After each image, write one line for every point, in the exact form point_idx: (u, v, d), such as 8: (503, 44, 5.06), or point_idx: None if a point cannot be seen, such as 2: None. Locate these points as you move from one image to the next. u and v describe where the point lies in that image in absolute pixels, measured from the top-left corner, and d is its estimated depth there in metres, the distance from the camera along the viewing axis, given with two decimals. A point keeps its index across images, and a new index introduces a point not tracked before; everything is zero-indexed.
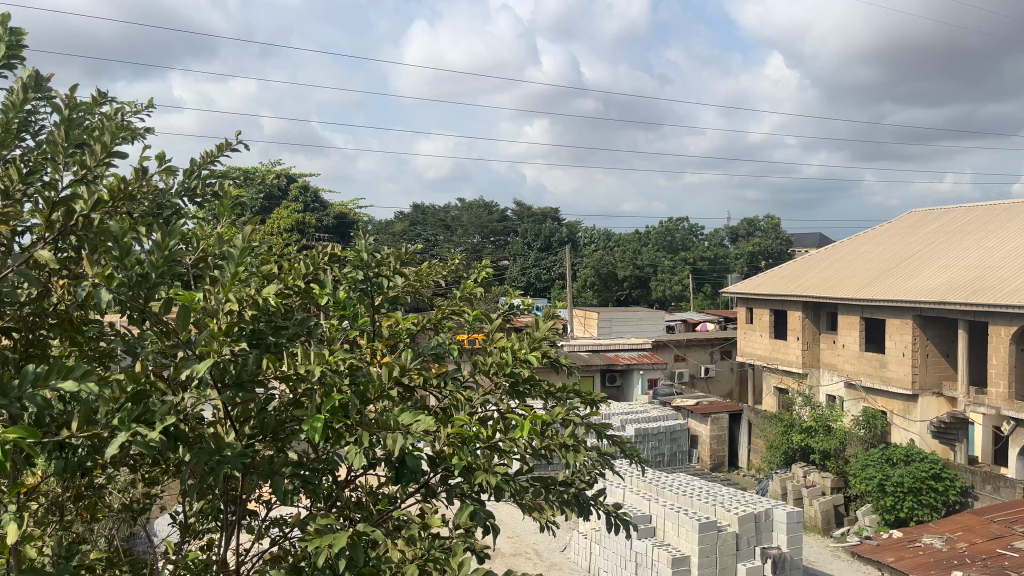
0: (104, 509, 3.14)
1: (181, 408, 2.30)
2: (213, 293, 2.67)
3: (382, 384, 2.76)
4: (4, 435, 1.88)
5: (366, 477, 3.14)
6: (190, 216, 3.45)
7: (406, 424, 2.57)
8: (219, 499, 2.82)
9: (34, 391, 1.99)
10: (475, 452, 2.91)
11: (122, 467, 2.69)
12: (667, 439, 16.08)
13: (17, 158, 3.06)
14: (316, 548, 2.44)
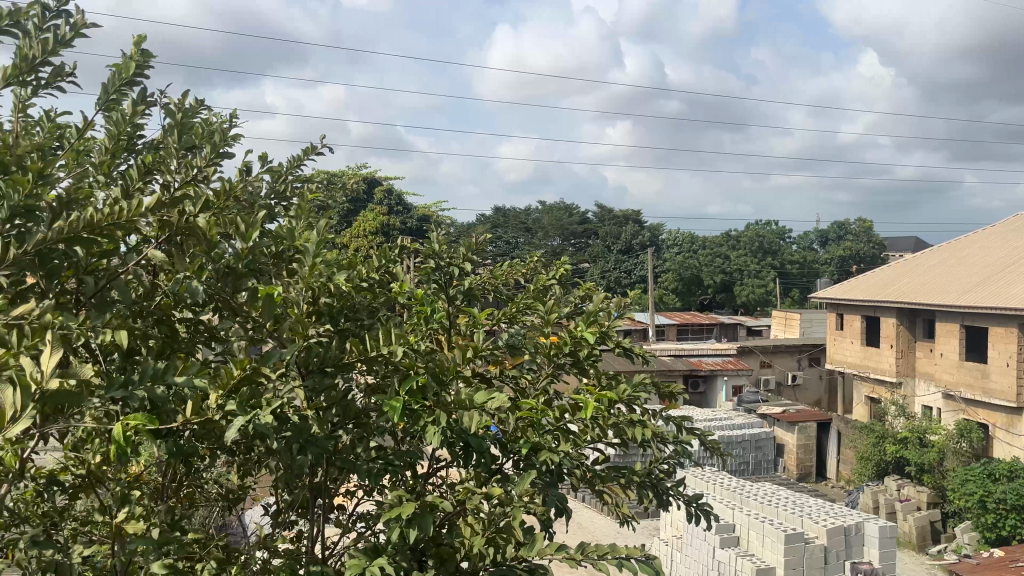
0: (199, 499, 3.23)
1: (279, 397, 2.36)
2: (296, 284, 2.72)
3: (457, 367, 2.74)
4: (126, 423, 1.97)
5: (448, 471, 3.15)
6: (278, 214, 3.53)
7: (480, 403, 2.56)
8: (307, 490, 2.87)
9: (149, 383, 2.07)
10: (548, 436, 2.87)
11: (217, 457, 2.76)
12: (751, 448, 15.69)
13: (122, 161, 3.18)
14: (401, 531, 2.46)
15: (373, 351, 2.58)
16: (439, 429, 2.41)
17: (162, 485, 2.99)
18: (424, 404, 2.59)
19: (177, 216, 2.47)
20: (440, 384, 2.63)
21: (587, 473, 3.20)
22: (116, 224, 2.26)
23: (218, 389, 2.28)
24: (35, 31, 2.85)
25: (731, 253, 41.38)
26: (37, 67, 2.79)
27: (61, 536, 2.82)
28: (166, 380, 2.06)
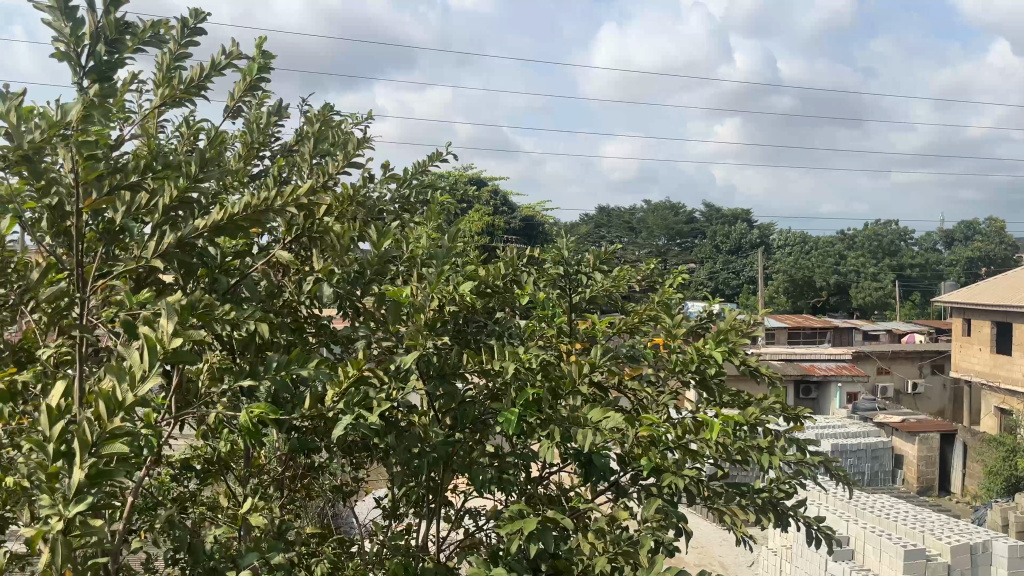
0: (318, 490, 3.34)
1: (393, 396, 2.43)
2: (421, 290, 2.79)
3: (576, 380, 2.77)
4: (251, 411, 2.07)
5: (559, 475, 3.14)
6: (401, 220, 3.61)
7: (596, 421, 2.57)
8: (420, 488, 2.92)
9: (275, 375, 2.18)
10: (665, 454, 2.82)
11: (336, 451, 2.85)
12: (868, 457, 15.01)
13: (259, 168, 3.33)
14: (510, 535, 2.58)
15: (489, 364, 2.65)
16: (551, 444, 2.56)
17: (284, 475, 3.12)
18: (541, 419, 2.62)
19: (308, 220, 2.57)
20: (556, 398, 2.79)
21: (704, 486, 3.12)
22: (245, 226, 2.40)
23: (335, 384, 2.34)
24: (175, 47, 3.00)
25: (846, 253, 39.71)
26: (189, 80, 2.97)
27: (192, 520, 2.97)
28: (290, 373, 2.17)
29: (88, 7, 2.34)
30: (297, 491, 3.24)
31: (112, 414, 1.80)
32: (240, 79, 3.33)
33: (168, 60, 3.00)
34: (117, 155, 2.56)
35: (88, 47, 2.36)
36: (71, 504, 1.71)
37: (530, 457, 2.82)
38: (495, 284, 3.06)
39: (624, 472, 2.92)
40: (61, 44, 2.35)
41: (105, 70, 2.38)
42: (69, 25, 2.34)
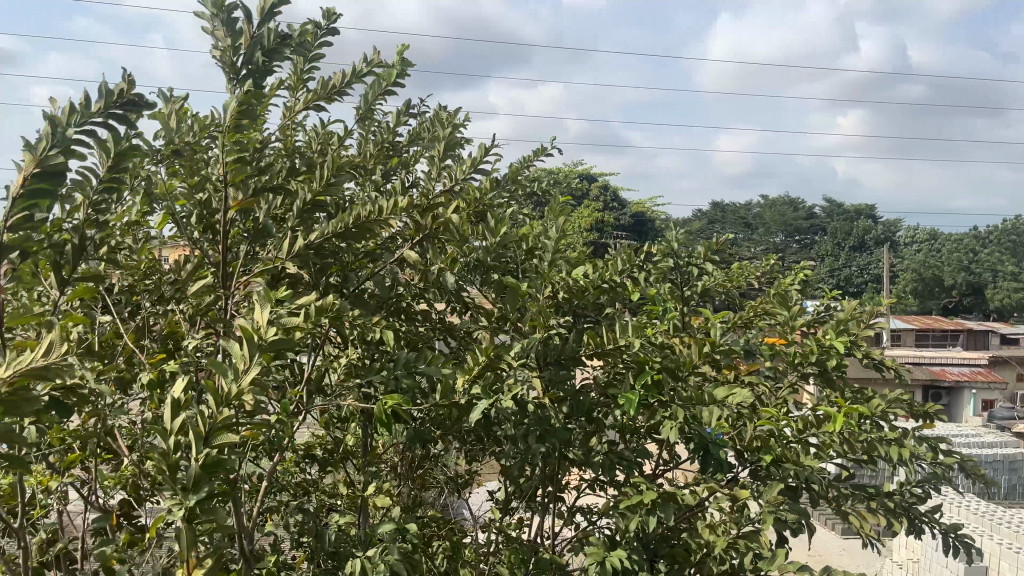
0: (433, 480, 3.40)
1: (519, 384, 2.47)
2: (540, 282, 2.81)
3: (696, 363, 2.72)
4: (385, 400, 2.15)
5: (676, 472, 3.08)
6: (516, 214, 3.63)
7: (720, 400, 2.52)
8: (536, 480, 2.93)
9: (405, 376, 2.29)
10: (785, 444, 2.76)
11: (454, 440, 2.89)
12: (1003, 467, 14.06)
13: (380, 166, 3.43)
14: (629, 516, 2.58)
15: (611, 343, 2.53)
16: (677, 425, 2.50)
17: (402, 463, 3.19)
18: (662, 401, 2.62)
19: (432, 220, 2.65)
20: (675, 380, 2.64)
21: (833, 489, 3.00)
22: (371, 225, 2.50)
23: (466, 374, 2.38)
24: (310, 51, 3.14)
25: (980, 250, 37.29)
26: (316, 81, 3.11)
27: (315, 504, 3.08)
28: (422, 375, 2.26)
29: (246, 17, 2.52)
30: (413, 480, 3.30)
31: (218, 407, 1.94)
32: (375, 83, 3.45)
33: (304, 64, 3.16)
34: (260, 157, 2.72)
35: (244, 56, 2.54)
36: (190, 494, 1.84)
37: (648, 453, 2.79)
38: (611, 275, 3.04)
39: (743, 468, 2.86)
40: (221, 52, 2.55)
41: (261, 77, 2.58)
42: (230, 34, 2.53)
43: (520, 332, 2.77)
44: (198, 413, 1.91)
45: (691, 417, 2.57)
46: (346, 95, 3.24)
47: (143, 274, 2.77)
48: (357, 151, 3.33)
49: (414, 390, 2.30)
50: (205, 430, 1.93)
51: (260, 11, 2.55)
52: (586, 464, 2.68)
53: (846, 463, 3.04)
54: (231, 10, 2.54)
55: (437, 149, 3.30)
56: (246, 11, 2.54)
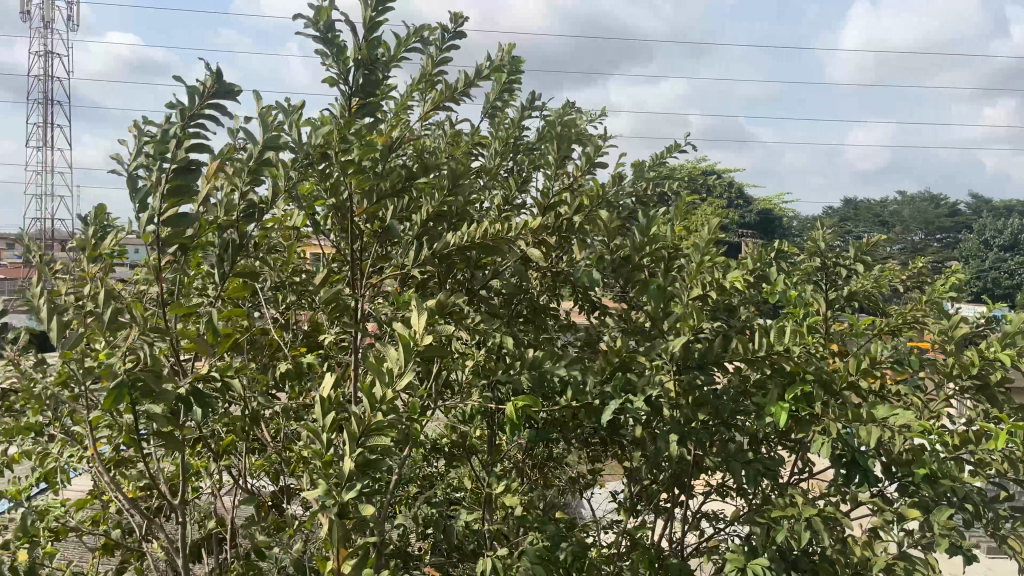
0: (556, 479, 3.39)
1: (663, 384, 2.43)
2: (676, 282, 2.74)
3: (850, 376, 2.59)
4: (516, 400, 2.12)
5: (811, 482, 2.95)
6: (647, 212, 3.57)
7: (882, 417, 2.40)
8: (665, 485, 2.87)
9: (541, 375, 2.32)
10: (940, 462, 2.59)
11: (581, 441, 2.87)
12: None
13: (509, 166, 3.45)
14: (778, 531, 2.50)
15: (758, 354, 2.49)
16: (830, 440, 2.40)
17: (526, 461, 3.19)
18: (812, 414, 2.52)
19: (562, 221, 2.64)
20: (828, 394, 2.58)
21: (991, 510, 2.79)
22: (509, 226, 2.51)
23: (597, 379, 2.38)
24: (438, 53, 3.19)
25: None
26: (449, 86, 3.17)
27: (441, 499, 3.14)
28: (555, 372, 2.28)
29: (351, 31, 2.49)
30: (536, 479, 3.31)
31: (376, 409, 1.95)
32: (494, 85, 3.46)
33: (431, 65, 3.21)
34: (394, 160, 2.80)
35: (352, 70, 2.51)
36: (345, 490, 1.91)
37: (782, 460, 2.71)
38: (747, 277, 2.94)
39: (891, 484, 2.73)
40: (333, 70, 2.54)
41: (369, 89, 2.52)
42: (336, 52, 2.51)
43: (652, 331, 2.71)
44: (353, 412, 1.95)
45: (847, 431, 2.46)
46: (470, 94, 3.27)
47: (286, 272, 2.91)
48: (488, 152, 3.36)
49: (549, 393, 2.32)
50: (357, 430, 1.95)
51: (364, 24, 2.51)
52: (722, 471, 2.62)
53: (1003, 483, 2.83)
54: (334, 26, 2.51)
55: (568, 149, 3.28)
56: (348, 23, 2.48)
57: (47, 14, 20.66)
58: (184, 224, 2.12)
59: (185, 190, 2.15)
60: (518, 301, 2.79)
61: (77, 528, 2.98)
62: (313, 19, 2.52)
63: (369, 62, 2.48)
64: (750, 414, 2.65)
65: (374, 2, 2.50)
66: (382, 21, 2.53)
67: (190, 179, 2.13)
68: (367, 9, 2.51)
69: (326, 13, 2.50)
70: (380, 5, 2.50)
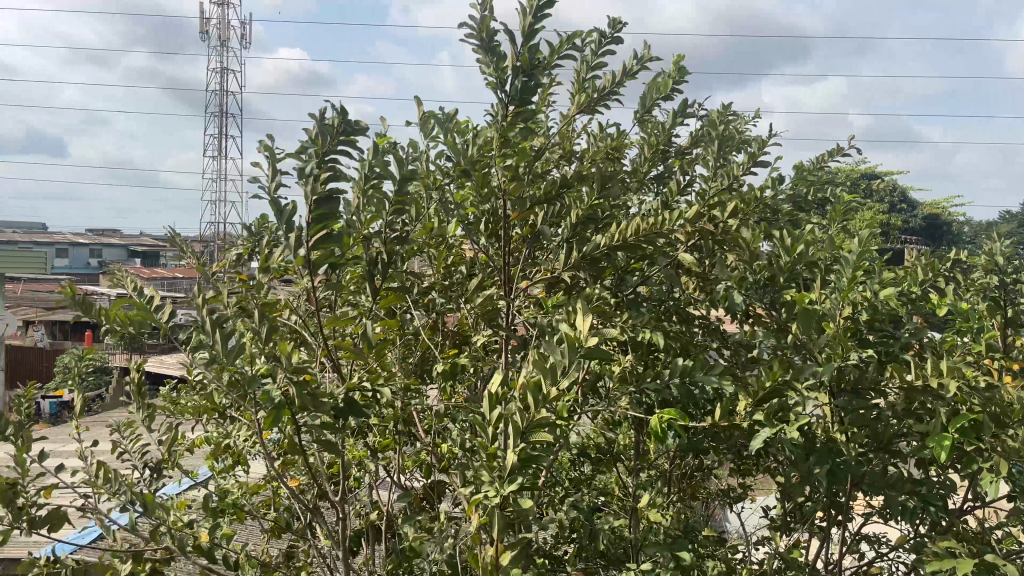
0: (705, 491, 3.29)
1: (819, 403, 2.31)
2: (833, 295, 2.61)
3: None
4: (664, 411, 2.11)
5: (987, 512, 2.71)
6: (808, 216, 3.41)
7: None
8: (819, 504, 2.73)
9: (684, 384, 2.28)
10: None
11: (730, 454, 2.79)
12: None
13: (660, 172, 3.40)
14: (933, 563, 2.30)
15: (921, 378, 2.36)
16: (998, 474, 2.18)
17: (672, 470, 3.13)
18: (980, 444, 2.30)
19: (714, 228, 2.58)
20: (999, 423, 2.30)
21: None
22: (662, 238, 2.47)
23: (748, 396, 2.32)
24: (592, 57, 3.20)
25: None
26: (604, 92, 3.17)
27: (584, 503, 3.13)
28: (701, 383, 2.23)
29: (511, 40, 2.54)
30: (684, 490, 3.23)
31: (542, 406, 1.96)
32: (652, 88, 3.39)
33: (586, 70, 3.23)
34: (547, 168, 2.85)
35: (510, 77, 2.51)
36: (508, 483, 1.96)
37: (954, 487, 2.50)
38: (914, 290, 2.75)
39: None
40: (490, 77, 2.58)
41: (525, 96, 2.49)
42: (495, 61, 2.56)
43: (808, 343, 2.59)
44: (517, 410, 1.97)
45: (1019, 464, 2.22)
46: (624, 100, 3.26)
47: (446, 280, 3.02)
48: (640, 158, 3.33)
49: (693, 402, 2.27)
50: (523, 425, 1.97)
51: (521, 31, 2.55)
52: (883, 495, 2.46)
53: None
54: (495, 36, 2.57)
55: (724, 154, 3.19)
56: (506, 32, 2.52)
57: (225, 34, 22.44)
58: (328, 247, 2.26)
59: (326, 217, 2.27)
60: (668, 311, 2.73)
61: (249, 510, 3.20)
62: (474, 31, 2.59)
63: (528, 68, 2.46)
64: (913, 436, 2.51)
65: (534, 8, 2.54)
66: (539, 28, 2.56)
67: (332, 210, 2.25)
68: (525, 16, 2.56)
69: (488, 23, 2.58)
70: (538, 12, 2.53)
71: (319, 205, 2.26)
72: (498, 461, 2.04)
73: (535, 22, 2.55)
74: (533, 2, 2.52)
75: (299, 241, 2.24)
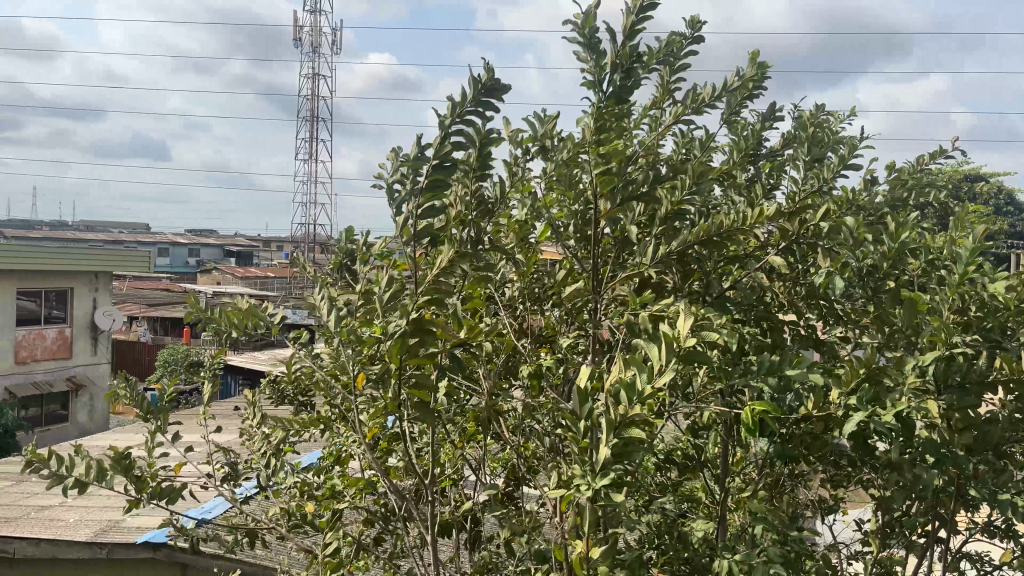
0: (796, 499, 3.19)
1: (916, 404, 2.21)
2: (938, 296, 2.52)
3: None
4: (753, 404, 2.05)
5: None
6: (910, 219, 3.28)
7: None
8: (919, 511, 2.61)
9: (770, 376, 2.21)
10: None
11: (823, 459, 2.69)
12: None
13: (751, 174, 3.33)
14: None
15: None
16: None
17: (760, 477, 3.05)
18: None
19: (807, 226, 2.52)
20: None
21: None
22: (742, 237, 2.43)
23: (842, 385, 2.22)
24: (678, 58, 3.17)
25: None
26: (694, 98, 3.16)
27: (669, 505, 3.08)
28: (789, 377, 2.17)
29: (611, 39, 2.55)
30: (774, 499, 3.14)
31: (635, 402, 1.94)
32: (737, 92, 3.31)
33: (672, 72, 3.20)
34: (636, 168, 2.85)
35: (609, 76, 2.56)
36: (599, 476, 1.93)
37: None
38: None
39: None
40: (589, 74, 2.60)
41: (624, 95, 2.57)
42: (596, 58, 2.58)
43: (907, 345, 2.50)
44: (611, 401, 1.95)
45: None
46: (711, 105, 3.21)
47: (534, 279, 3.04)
48: (730, 159, 3.27)
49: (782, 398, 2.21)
50: (616, 419, 1.95)
51: (623, 31, 2.55)
52: (988, 501, 2.34)
53: None
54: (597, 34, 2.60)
55: (819, 154, 3.11)
56: (610, 31, 2.53)
57: (317, 42, 23.18)
58: (435, 217, 2.32)
59: (440, 184, 2.28)
60: (758, 314, 2.68)
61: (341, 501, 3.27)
62: (579, 27, 2.61)
63: (626, 65, 2.55)
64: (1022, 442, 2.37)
65: (637, 8, 2.54)
66: (642, 29, 2.56)
67: (445, 175, 2.27)
68: (628, 16, 2.56)
69: (591, 22, 2.59)
70: (641, 13, 2.53)
71: (434, 172, 2.27)
72: (590, 453, 2.02)
73: (640, 23, 2.54)
74: (636, 2, 2.53)
75: (414, 209, 2.29)
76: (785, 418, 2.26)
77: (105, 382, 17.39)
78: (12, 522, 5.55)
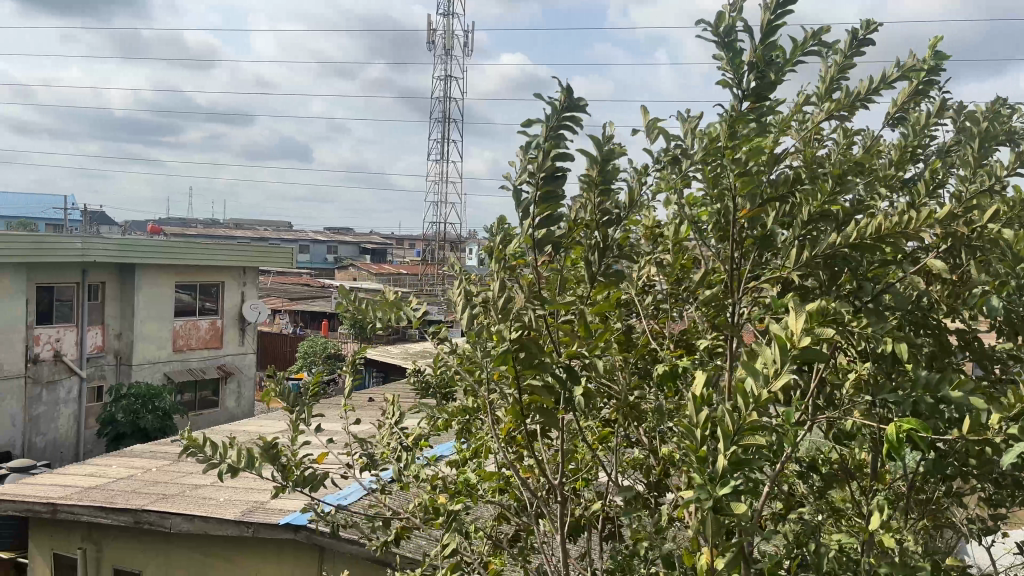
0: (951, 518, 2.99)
1: None
2: None
3: None
4: (899, 423, 1.95)
5: None
6: None
7: None
8: None
9: (922, 393, 2.08)
10: None
11: (982, 479, 2.51)
12: None
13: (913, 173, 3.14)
14: None
15: None
16: None
17: (912, 492, 2.88)
18: None
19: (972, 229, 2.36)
20: None
21: None
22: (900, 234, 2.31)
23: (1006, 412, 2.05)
24: (845, 60, 2.99)
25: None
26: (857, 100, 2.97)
27: (809, 515, 2.96)
28: (942, 396, 2.03)
29: (748, 36, 2.45)
30: (926, 516, 2.95)
31: (751, 408, 1.92)
32: (909, 92, 3.06)
33: (837, 76, 3.02)
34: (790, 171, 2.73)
35: (746, 73, 2.48)
36: (718, 487, 1.88)
37: None
38: None
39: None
40: (725, 74, 2.53)
41: (762, 92, 2.48)
42: (732, 56, 2.50)
43: None
44: (727, 410, 1.91)
45: None
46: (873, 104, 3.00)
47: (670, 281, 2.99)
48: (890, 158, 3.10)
49: (935, 417, 2.07)
50: (731, 430, 1.89)
51: (761, 27, 2.46)
52: None
53: None
54: (731, 31, 2.51)
55: (989, 152, 2.89)
56: (746, 28, 2.44)
57: (451, 43, 23.69)
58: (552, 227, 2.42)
59: (551, 198, 2.40)
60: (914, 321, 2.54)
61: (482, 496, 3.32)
62: (714, 25, 2.54)
63: (765, 64, 2.44)
64: None
65: (776, 3, 2.44)
66: (780, 24, 2.46)
67: (556, 188, 2.38)
68: (766, 11, 2.46)
69: (725, 20, 2.50)
70: (780, 7, 2.43)
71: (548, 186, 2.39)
72: (707, 464, 1.95)
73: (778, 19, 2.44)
74: None
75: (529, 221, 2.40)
76: (940, 436, 2.13)
77: (251, 371, 18.49)
78: (170, 498, 6.00)
